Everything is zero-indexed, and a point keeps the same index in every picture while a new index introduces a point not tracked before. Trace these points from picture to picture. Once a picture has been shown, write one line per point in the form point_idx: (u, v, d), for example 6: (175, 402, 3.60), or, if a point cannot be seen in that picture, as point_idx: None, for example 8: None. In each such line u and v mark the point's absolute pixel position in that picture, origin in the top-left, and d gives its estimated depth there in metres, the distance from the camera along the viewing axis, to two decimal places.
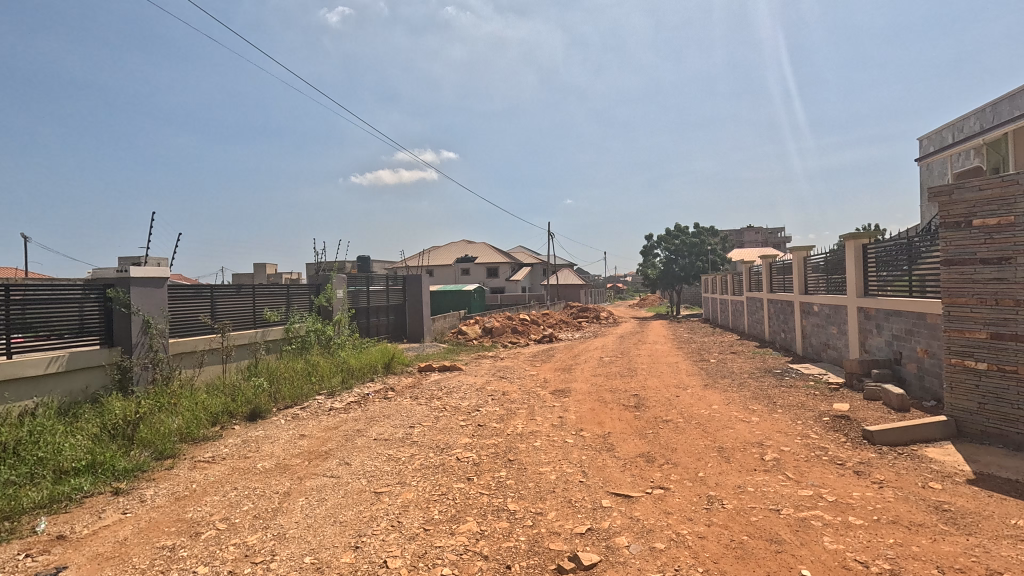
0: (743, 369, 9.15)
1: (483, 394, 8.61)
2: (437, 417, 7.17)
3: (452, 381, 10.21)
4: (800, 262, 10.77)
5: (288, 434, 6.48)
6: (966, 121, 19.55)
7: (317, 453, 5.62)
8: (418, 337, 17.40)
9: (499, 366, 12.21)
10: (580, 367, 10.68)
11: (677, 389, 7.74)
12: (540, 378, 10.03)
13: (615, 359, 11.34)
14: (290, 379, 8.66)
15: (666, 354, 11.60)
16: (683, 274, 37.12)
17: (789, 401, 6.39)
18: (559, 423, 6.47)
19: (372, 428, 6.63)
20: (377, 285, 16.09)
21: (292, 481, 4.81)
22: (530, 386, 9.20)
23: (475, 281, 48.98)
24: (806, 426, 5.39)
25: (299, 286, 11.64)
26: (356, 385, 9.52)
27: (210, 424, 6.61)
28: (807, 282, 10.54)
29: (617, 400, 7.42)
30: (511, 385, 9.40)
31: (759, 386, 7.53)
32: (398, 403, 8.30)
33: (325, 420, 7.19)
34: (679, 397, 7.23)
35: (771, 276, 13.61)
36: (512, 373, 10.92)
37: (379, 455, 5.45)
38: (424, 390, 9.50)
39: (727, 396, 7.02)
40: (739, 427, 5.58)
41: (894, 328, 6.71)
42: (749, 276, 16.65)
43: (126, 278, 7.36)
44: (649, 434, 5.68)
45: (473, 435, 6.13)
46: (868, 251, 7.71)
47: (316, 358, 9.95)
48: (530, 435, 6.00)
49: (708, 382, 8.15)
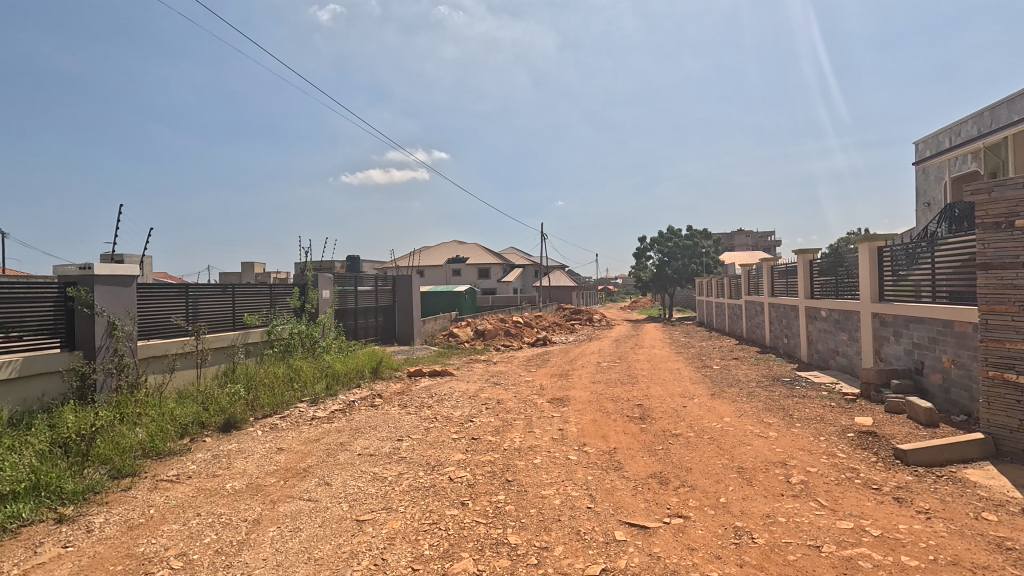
0: (749, 377, 8.72)
1: (477, 403, 8.11)
2: (427, 428, 6.65)
3: (443, 388, 9.70)
4: (806, 266, 10.39)
5: (264, 448, 5.93)
6: (964, 126, 19.41)
7: (295, 471, 5.08)
8: (408, 340, 16.87)
9: (492, 371, 11.70)
10: (578, 373, 10.22)
11: (683, 399, 7.29)
12: (536, 384, 9.55)
13: (614, 365, 10.89)
14: (270, 386, 8.08)
15: (666, 360, 11.17)
16: (677, 277, 36.90)
17: (806, 414, 5.96)
18: (559, 437, 5.99)
19: (356, 441, 6.09)
20: (366, 285, 15.55)
21: (264, 506, 4.27)
22: (526, 394, 8.71)
23: (466, 282, 48.42)
24: (830, 443, 4.96)
25: (283, 286, 11.06)
26: (341, 392, 8.97)
27: (178, 437, 6.04)
28: (812, 286, 10.17)
29: (620, 411, 6.95)
30: (505, 393, 8.91)
31: (770, 396, 7.10)
32: (386, 413, 7.77)
33: (306, 432, 6.64)
34: (686, 408, 6.79)
35: (772, 280, 13.25)
36: (507, 378, 10.44)
37: (362, 474, 4.92)
38: (414, 398, 8.97)
39: (738, 408, 6.57)
40: (757, 443, 5.13)
41: (915, 336, 6.33)
42: (747, 279, 16.31)
43: (89, 276, 6.76)
44: (660, 451, 5.21)
45: (467, 450, 5.62)
46: (882, 254, 7.33)
47: (299, 362, 9.37)
48: (528, 451, 5.51)
49: (715, 391, 7.71)
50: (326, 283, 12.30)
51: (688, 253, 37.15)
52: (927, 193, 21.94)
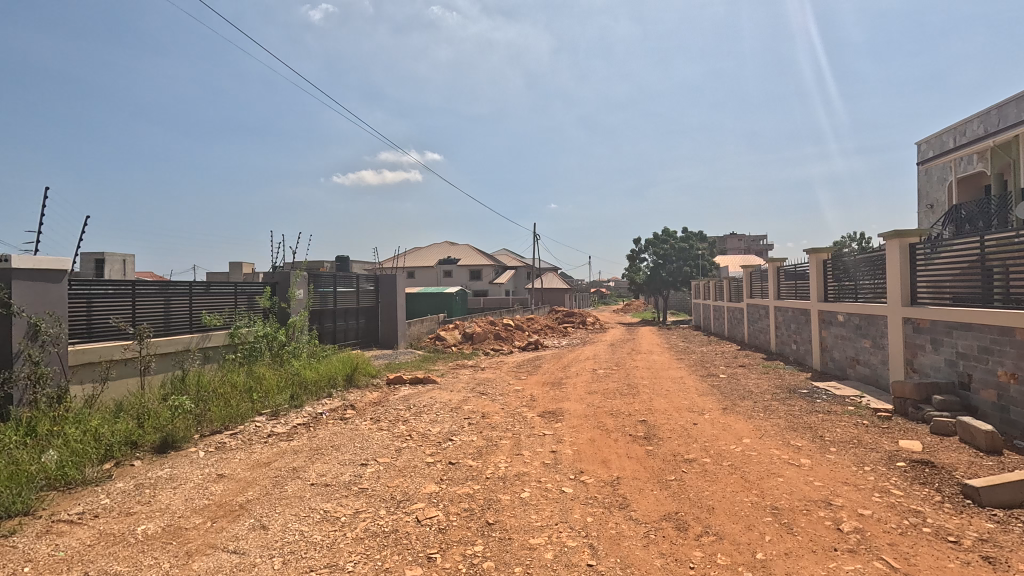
0: (761, 388, 7.88)
1: (459, 416, 7.19)
2: (398, 449, 5.73)
3: (424, 398, 8.79)
4: (819, 266, 9.60)
5: (201, 475, 4.97)
6: (969, 125, 18.80)
7: (228, 509, 4.14)
8: (392, 343, 15.95)
9: (478, 378, 10.79)
10: (571, 382, 9.34)
11: (692, 415, 6.42)
12: (527, 395, 8.65)
13: (612, 373, 10.01)
14: (224, 396, 7.14)
15: (667, 368, 10.32)
16: (673, 279, 36.21)
17: (839, 435, 5.11)
18: (551, 462, 5.09)
19: (312, 466, 5.16)
20: (347, 285, 14.63)
21: (174, 562, 3.34)
22: (514, 406, 7.82)
23: (457, 284, 47.50)
24: (878, 475, 4.10)
25: (248, 283, 10.03)
26: (307, 403, 8.02)
27: (99, 461, 5.08)
28: (827, 288, 9.37)
29: (621, 429, 6.06)
30: (492, 404, 8.00)
31: (791, 412, 6.25)
32: (355, 428, 6.84)
33: (256, 454, 5.69)
34: (697, 426, 5.92)
35: (778, 282, 12.46)
36: (494, 387, 9.54)
37: (309, 513, 4.00)
38: (389, 410, 8.04)
39: (756, 426, 5.72)
40: (789, 474, 4.26)
41: (960, 345, 5.52)
42: (748, 282, 15.51)
43: (5, 270, 5.77)
44: (672, 483, 4.33)
45: (441, 479, 4.70)
46: (915, 252, 6.53)
47: (263, 369, 8.42)
48: (514, 481, 4.61)
49: (727, 405, 6.85)
50: (300, 281, 11.36)
51: (684, 255, 36.49)
52: (930, 194, 21.37)
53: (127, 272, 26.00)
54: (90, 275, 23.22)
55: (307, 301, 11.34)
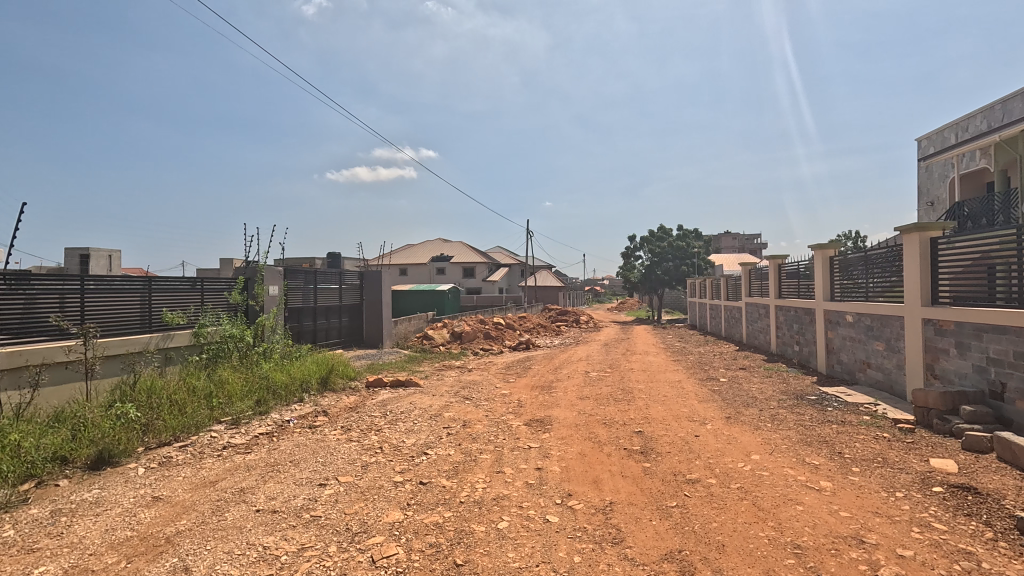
0: (766, 393, 7.30)
1: (438, 425, 6.57)
2: (365, 464, 5.10)
3: (403, 403, 8.17)
4: (825, 264, 9.01)
5: (132, 498, 4.32)
6: (972, 120, 18.54)
7: (151, 544, 3.50)
8: (377, 343, 15.31)
9: (464, 381, 10.16)
10: (562, 386, 8.75)
11: (693, 425, 5.84)
12: (514, 400, 8.04)
13: (605, 375, 9.42)
14: (179, 402, 6.49)
15: (664, 370, 9.74)
16: (668, 278, 35.69)
17: (860, 452, 4.53)
18: (535, 482, 4.49)
19: (262, 487, 4.51)
20: (328, 282, 13.98)
21: None
22: (499, 413, 7.21)
23: (450, 281, 46.83)
24: (914, 503, 3.50)
25: (218, 279, 9.32)
26: (274, 410, 7.37)
27: (17, 482, 4.44)
28: (834, 287, 8.82)
29: (615, 442, 5.46)
30: (475, 411, 7.39)
31: (802, 422, 5.67)
32: (323, 438, 6.21)
33: (204, 471, 5.04)
34: (699, 438, 5.33)
35: (779, 280, 11.91)
36: (479, 391, 8.93)
37: (244, 550, 3.37)
38: (364, 416, 7.42)
39: (765, 440, 5.12)
40: (809, 501, 3.67)
41: (992, 349, 4.96)
42: (747, 281, 14.99)
43: None
44: (674, 510, 3.72)
45: (407, 504, 4.07)
46: (938, 246, 5.97)
47: (226, 372, 7.74)
48: (491, 507, 4.00)
49: (730, 413, 6.27)
50: (272, 277, 10.61)
51: (680, 254, 36.01)
52: (931, 191, 20.98)
53: (113, 268, 25.28)
54: (73, 269, 22.50)
55: (281, 298, 10.63)
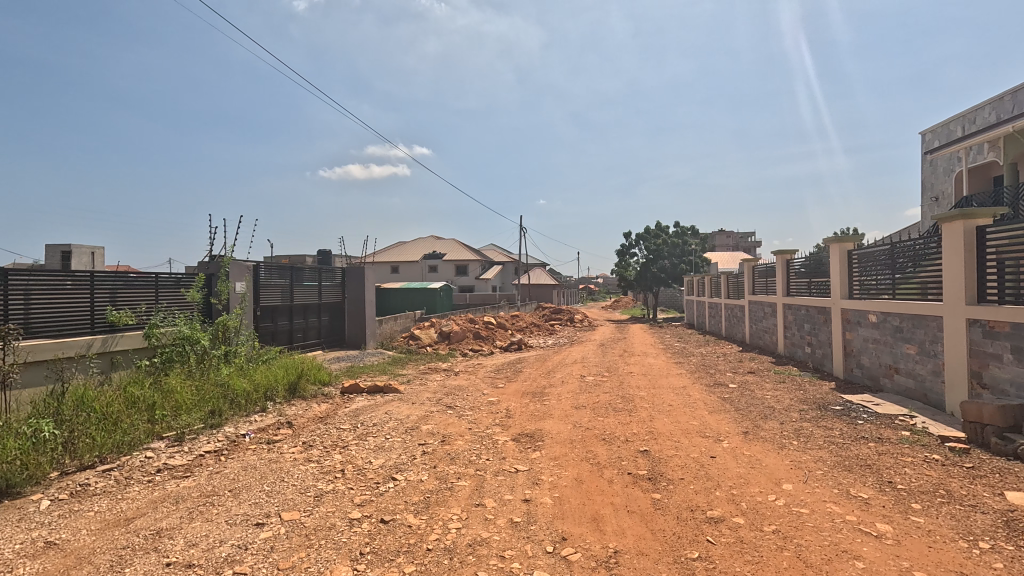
0: (783, 402, 6.52)
1: (413, 441, 5.74)
2: (319, 494, 4.26)
3: (378, 413, 7.33)
4: (844, 258, 8.25)
5: (19, 544, 3.46)
6: (980, 112, 18.01)
7: None
8: (359, 344, 14.43)
9: (448, 386, 9.34)
10: (555, 393, 7.95)
11: (707, 443, 5.04)
12: (502, 409, 7.21)
13: (602, 381, 8.60)
14: (112, 416, 5.63)
15: (667, 374, 8.95)
16: (665, 275, 35.00)
17: (915, 481, 3.74)
18: (521, 520, 3.67)
19: (185, 527, 3.66)
20: (307, 279, 13.09)
21: None
22: (484, 426, 6.39)
23: (442, 279, 45.94)
24: (1008, 560, 2.70)
25: (174, 275, 8.45)
26: (229, 421, 6.52)
27: None
28: (853, 284, 8.06)
29: (617, 464, 4.65)
30: (457, 423, 6.58)
31: (834, 440, 4.88)
32: (278, 457, 5.36)
33: (123, 504, 4.18)
34: (716, 460, 4.52)
35: (787, 276, 11.16)
36: (464, 398, 8.12)
37: None
38: (332, 429, 6.58)
39: (795, 463, 4.32)
40: (869, 554, 2.86)
41: None
42: (749, 279, 14.27)
43: None
44: (697, 566, 2.91)
45: (359, 554, 3.24)
46: (985, 236, 5.19)
47: (178, 379, 6.88)
48: (464, 559, 3.17)
49: (748, 427, 5.47)
50: (237, 273, 9.65)
51: (675, 251, 35.40)
52: (934, 186, 20.41)
53: (94, 265, 24.36)
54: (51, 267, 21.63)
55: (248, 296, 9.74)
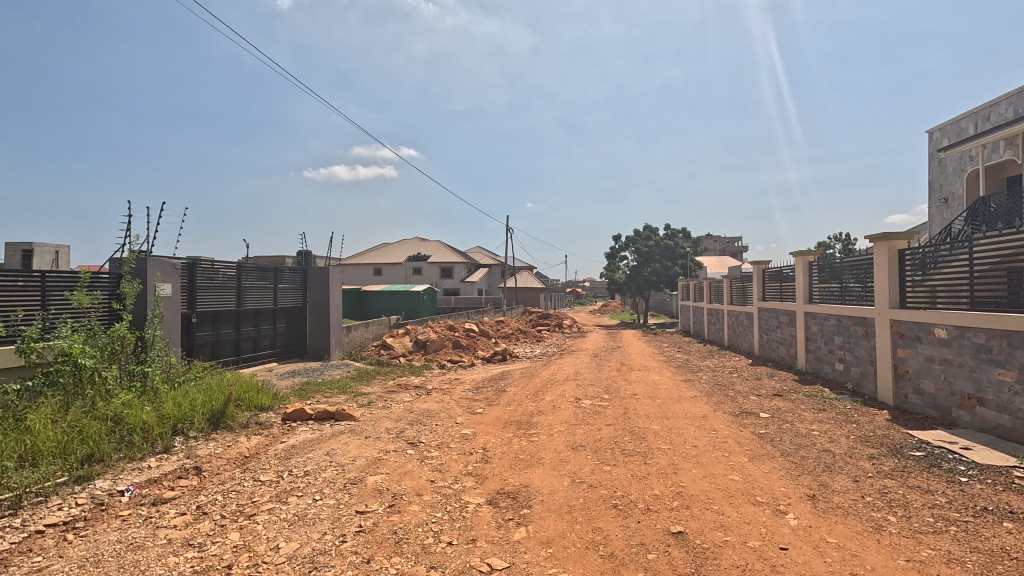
0: (840, 443, 5.04)
1: (349, 506, 4.12)
2: None
3: (319, 452, 5.69)
4: (893, 258, 6.80)
5: None
6: (997, 107, 16.97)
7: None
8: (322, 355, 12.71)
9: (416, 410, 7.75)
10: (544, 424, 6.40)
11: (766, 519, 3.49)
12: (477, 449, 5.64)
13: (603, 407, 7.03)
14: None
15: (679, 398, 7.44)
16: (656, 279, 33.73)
17: None
18: None
19: None
20: (260, 279, 11.36)
21: None
22: (451, 477, 4.80)
23: (426, 282, 44.30)
24: None
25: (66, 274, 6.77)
26: (108, 472, 4.84)
27: None
28: (908, 290, 6.63)
29: (640, 560, 3.09)
30: (417, 470, 4.99)
31: (950, 518, 3.38)
32: (149, 537, 3.70)
33: None
34: (792, 556, 2.99)
35: (809, 280, 9.80)
36: (431, 429, 6.54)
37: None
38: (249, 479, 4.93)
39: (916, 566, 2.81)
40: None
41: None
42: (757, 283, 12.91)
43: None
44: None
45: None
46: None
47: (47, 413, 5.16)
48: None
49: (814, 489, 3.96)
50: (156, 270, 7.78)
51: (667, 254, 34.11)
52: (943, 187, 19.37)
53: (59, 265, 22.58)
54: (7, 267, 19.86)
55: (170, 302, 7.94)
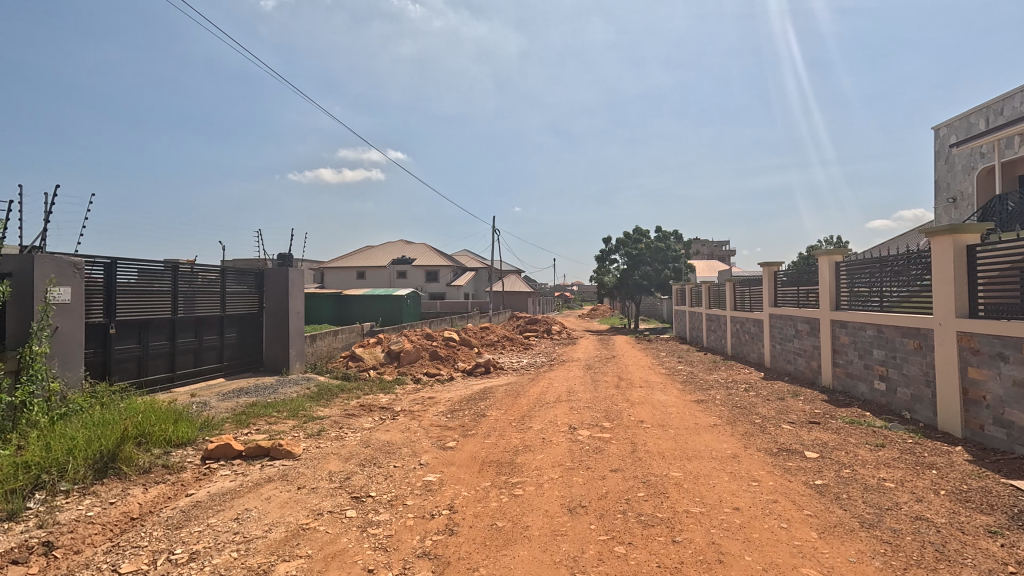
0: (935, 504, 3.69)
1: None
2: None
3: (225, 516, 4.17)
4: (958, 256, 5.54)
5: None
6: (1010, 101, 16.00)
7: None
8: (279, 368, 11.17)
9: (373, 442, 6.28)
10: (529, 467, 4.97)
11: None
12: (440, 508, 4.20)
13: (605, 441, 5.64)
14: None
15: (697, 427, 6.08)
16: (647, 283, 32.48)
17: None
18: None
19: None
20: (205, 283, 9.80)
21: None
22: (395, 563, 3.34)
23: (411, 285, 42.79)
24: None
25: None
26: None
27: None
28: (981, 296, 5.35)
29: None
30: (350, 551, 3.52)
31: None
32: None
33: None
34: None
35: (835, 285, 8.52)
36: (385, 474, 5.07)
37: None
38: (106, 568, 3.41)
39: None
40: None
41: None
42: (767, 289, 11.64)
43: None
44: None
45: None
46: None
47: None
48: None
49: None
50: (51, 271, 6.28)
51: (659, 257, 32.85)
52: (952, 186, 18.39)
53: None
54: None
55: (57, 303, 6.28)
